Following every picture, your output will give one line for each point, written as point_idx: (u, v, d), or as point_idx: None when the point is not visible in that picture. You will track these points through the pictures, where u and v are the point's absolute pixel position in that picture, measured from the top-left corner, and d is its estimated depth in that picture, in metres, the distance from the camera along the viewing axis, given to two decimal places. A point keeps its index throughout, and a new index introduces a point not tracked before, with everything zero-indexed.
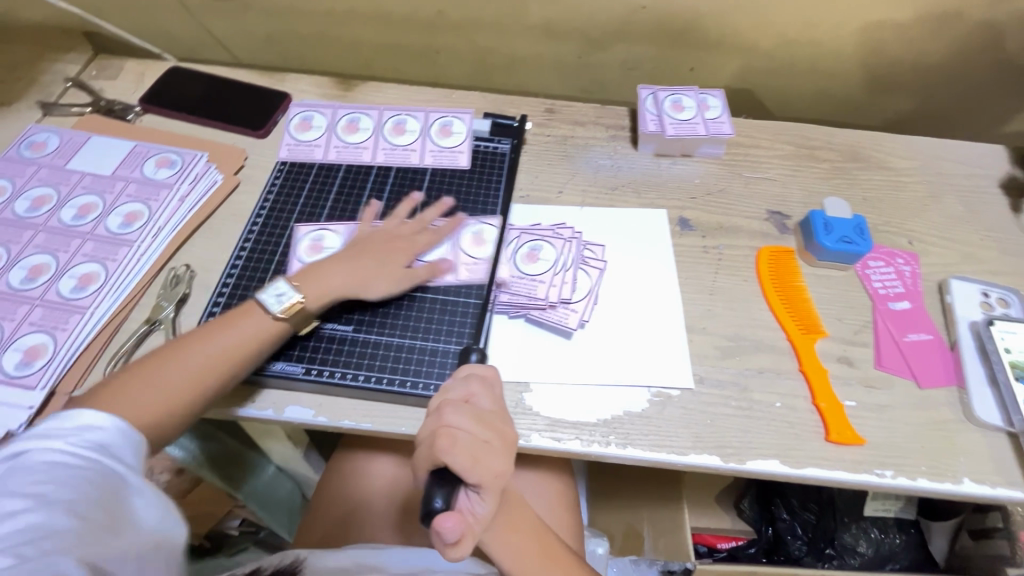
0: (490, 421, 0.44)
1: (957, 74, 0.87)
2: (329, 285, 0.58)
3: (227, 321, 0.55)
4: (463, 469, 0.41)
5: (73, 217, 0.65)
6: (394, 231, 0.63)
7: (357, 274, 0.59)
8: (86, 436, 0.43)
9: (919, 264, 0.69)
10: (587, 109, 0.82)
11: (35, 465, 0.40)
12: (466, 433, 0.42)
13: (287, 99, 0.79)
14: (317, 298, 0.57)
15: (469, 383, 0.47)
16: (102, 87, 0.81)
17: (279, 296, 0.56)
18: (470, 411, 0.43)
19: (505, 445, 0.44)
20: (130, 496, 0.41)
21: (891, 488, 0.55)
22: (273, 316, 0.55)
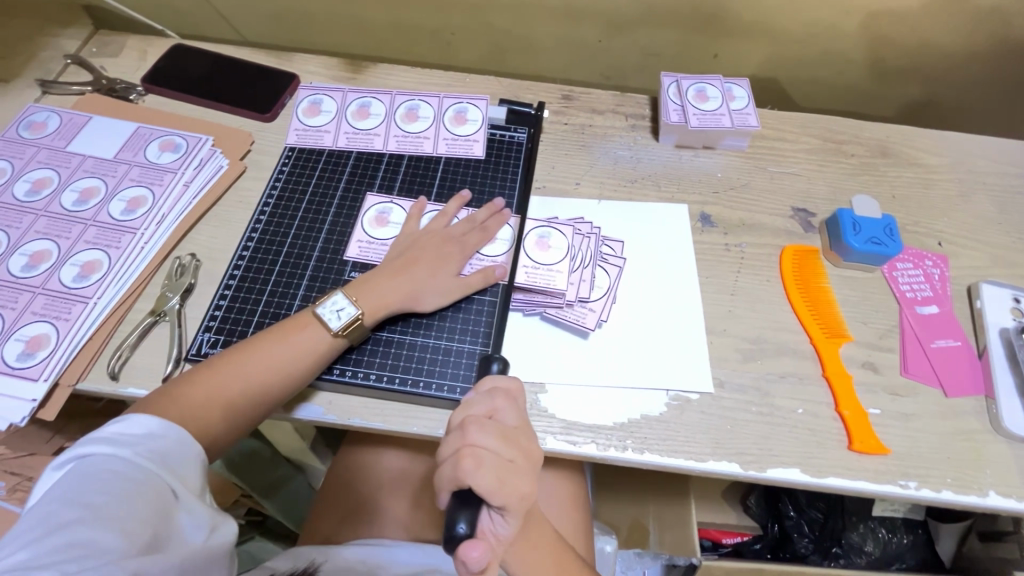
0: (515, 439, 0.42)
1: (993, 67, 0.83)
2: (387, 297, 0.56)
3: (281, 335, 0.53)
4: (488, 491, 0.39)
5: (75, 201, 0.63)
6: (445, 232, 0.61)
7: (413, 284, 0.57)
8: (146, 446, 0.43)
9: (949, 267, 0.67)
10: (606, 97, 0.79)
11: (94, 468, 0.40)
12: (491, 453, 0.40)
13: (295, 81, 0.76)
14: (374, 311, 0.55)
15: (491, 397, 0.45)
16: (103, 64, 0.78)
17: (338, 312, 0.54)
18: (495, 430, 0.42)
19: (529, 464, 0.42)
20: (177, 511, 0.41)
21: (915, 499, 0.54)
22: (331, 332, 0.53)
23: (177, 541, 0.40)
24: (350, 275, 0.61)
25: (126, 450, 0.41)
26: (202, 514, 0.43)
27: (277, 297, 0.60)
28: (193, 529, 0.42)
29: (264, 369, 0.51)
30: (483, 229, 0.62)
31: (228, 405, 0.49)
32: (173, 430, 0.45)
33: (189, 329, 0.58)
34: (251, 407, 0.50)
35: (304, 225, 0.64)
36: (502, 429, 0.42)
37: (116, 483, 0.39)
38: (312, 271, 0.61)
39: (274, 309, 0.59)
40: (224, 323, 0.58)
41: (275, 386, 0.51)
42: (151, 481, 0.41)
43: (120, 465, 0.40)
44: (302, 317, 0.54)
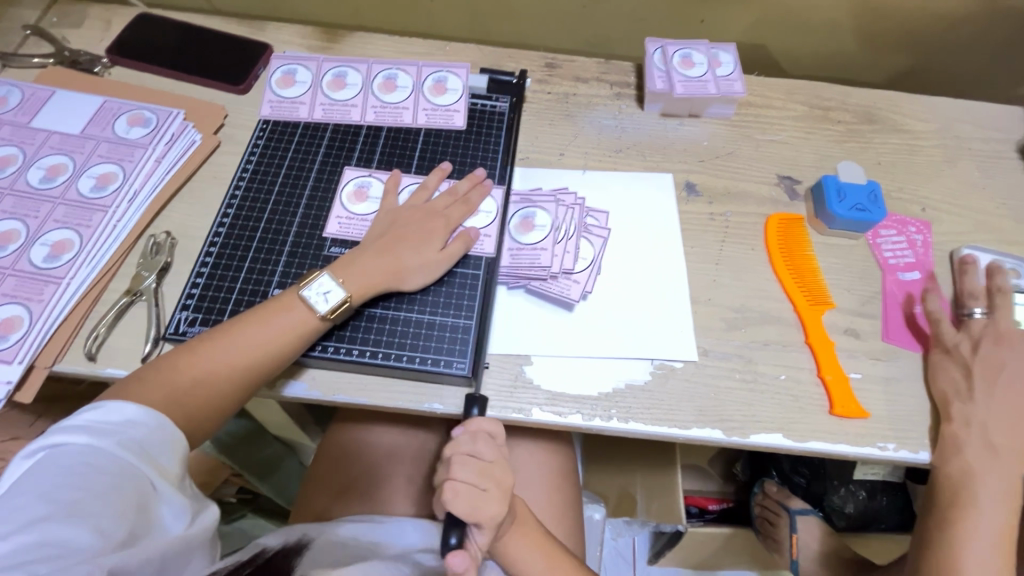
0: (491, 472, 0.48)
1: (980, 32, 0.82)
2: (372, 278, 0.55)
3: (265, 317, 0.52)
4: (464, 515, 0.46)
5: (42, 179, 0.61)
6: (428, 206, 0.60)
7: (397, 263, 0.56)
8: (124, 435, 0.42)
9: (931, 233, 0.67)
10: (590, 65, 0.77)
11: (67, 461, 0.39)
12: (467, 484, 0.47)
13: (268, 51, 0.73)
14: (361, 291, 0.54)
15: (473, 433, 0.49)
16: (65, 36, 0.74)
17: (324, 294, 0.53)
18: (473, 467, 0.48)
19: (503, 491, 0.49)
20: (156, 501, 0.41)
21: (892, 459, 0.55)
22: (317, 316, 0.52)
23: (156, 532, 0.40)
24: (330, 250, 0.60)
25: (102, 441, 0.41)
26: (182, 503, 0.43)
27: (255, 275, 0.58)
28: (174, 519, 0.42)
29: (248, 352, 0.50)
30: (466, 202, 0.61)
31: (212, 387, 0.49)
32: (153, 416, 0.44)
33: (167, 308, 0.57)
34: (236, 390, 0.50)
35: (281, 201, 0.63)
36: (479, 464, 0.48)
37: (91, 475, 0.39)
38: (291, 247, 0.60)
39: (253, 286, 0.58)
40: (201, 301, 0.57)
41: (261, 368, 0.50)
42: (128, 473, 0.40)
43: (96, 458, 0.40)
44: (286, 298, 0.53)
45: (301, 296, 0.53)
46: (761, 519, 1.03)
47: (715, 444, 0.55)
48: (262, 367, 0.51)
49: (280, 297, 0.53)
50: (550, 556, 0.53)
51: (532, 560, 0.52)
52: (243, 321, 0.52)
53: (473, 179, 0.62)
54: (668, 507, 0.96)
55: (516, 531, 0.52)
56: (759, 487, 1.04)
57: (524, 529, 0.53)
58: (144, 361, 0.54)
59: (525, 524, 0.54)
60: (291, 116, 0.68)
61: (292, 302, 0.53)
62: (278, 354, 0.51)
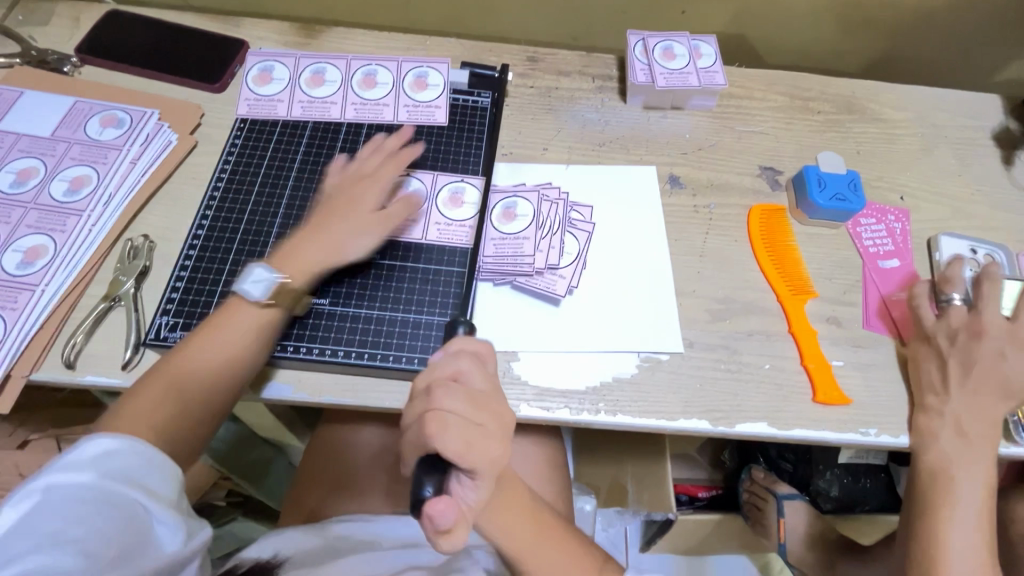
0: (483, 402, 0.42)
1: (955, 20, 0.83)
2: (306, 257, 0.54)
3: (219, 321, 0.51)
4: (455, 455, 0.39)
5: (12, 183, 0.59)
6: (354, 179, 0.60)
7: (332, 238, 0.56)
8: (110, 458, 0.41)
9: (910, 220, 0.68)
10: (572, 58, 0.77)
11: (54, 490, 0.38)
12: (459, 417, 0.40)
13: (244, 47, 0.72)
14: (298, 273, 0.54)
15: (457, 358, 0.43)
16: (32, 34, 0.72)
17: (256, 282, 0.53)
18: (463, 392, 0.41)
19: (499, 427, 0.42)
20: (148, 521, 0.40)
21: (874, 445, 0.56)
22: (262, 304, 0.52)
23: (151, 553, 0.39)
24: None
25: (86, 467, 0.40)
26: (176, 522, 0.42)
27: (237, 277, 0.58)
28: (168, 538, 0.41)
29: (210, 359, 0.50)
30: (394, 167, 0.61)
31: (181, 400, 0.48)
32: (134, 440, 0.43)
33: (147, 313, 0.56)
34: (211, 399, 0.49)
35: (261, 201, 0.62)
36: (471, 393, 0.41)
37: (79, 501, 0.38)
38: (272, 247, 0.59)
39: (234, 289, 0.57)
40: (181, 305, 0.56)
41: (227, 372, 0.50)
42: (117, 496, 0.39)
43: (81, 484, 0.38)
44: (232, 300, 0.53)
45: (239, 291, 0.52)
46: (750, 504, 1.03)
47: (702, 434, 0.56)
48: (235, 367, 0.50)
49: (225, 301, 0.53)
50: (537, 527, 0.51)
51: (516, 529, 0.50)
52: (199, 330, 0.51)
53: (405, 149, 0.62)
54: (659, 497, 0.96)
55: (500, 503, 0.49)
56: (747, 472, 1.05)
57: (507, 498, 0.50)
58: (126, 368, 0.53)
59: (509, 489, 0.50)
60: (268, 113, 0.67)
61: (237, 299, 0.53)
62: (241, 351, 0.51)
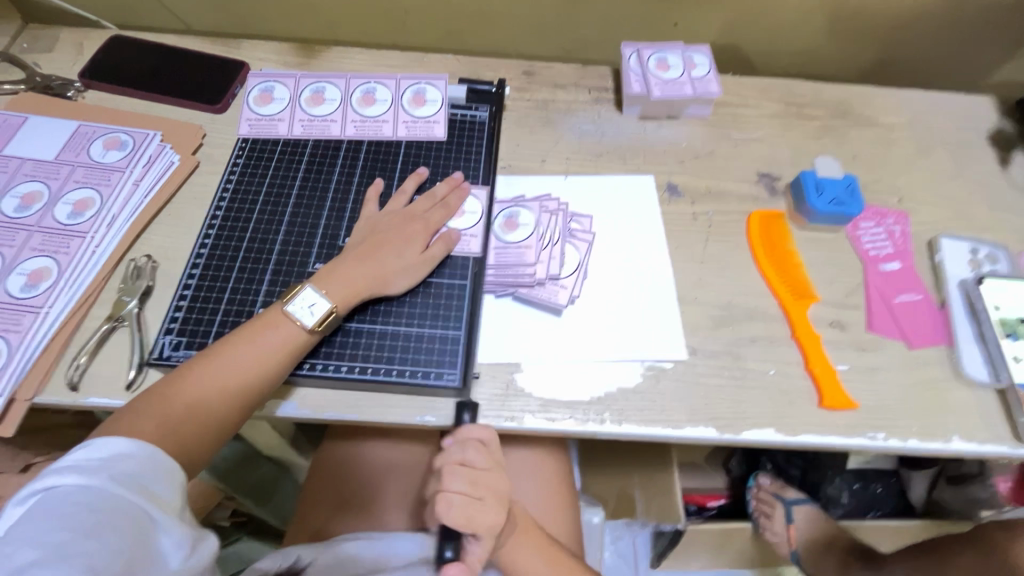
0: (483, 483, 0.51)
1: (944, 25, 0.84)
2: (356, 283, 0.54)
3: (249, 335, 0.51)
4: (456, 524, 0.49)
5: (17, 208, 0.60)
6: (407, 211, 0.60)
7: (380, 267, 0.56)
8: (115, 468, 0.41)
9: (909, 223, 0.69)
10: (568, 71, 0.78)
11: (58, 502, 0.37)
12: (462, 497, 0.50)
13: (245, 68, 0.73)
14: (346, 300, 0.54)
15: (464, 443, 0.51)
16: (36, 61, 0.73)
17: (308, 307, 0.52)
18: (467, 472, 0.50)
19: (496, 499, 0.51)
20: (153, 532, 0.39)
21: (883, 449, 0.56)
22: (304, 328, 0.52)
23: (154, 566, 0.38)
24: (313, 266, 0.60)
25: (91, 478, 0.39)
26: (182, 533, 0.41)
27: (240, 294, 0.58)
28: (173, 551, 0.39)
29: (236, 374, 0.49)
30: (445, 204, 0.62)
31: (199, 416, 0.48)
32: (143, 448, 0.43)
33: (150, 332, 0.56)
34: (229, 417, 0.49)
35: (263, 219, 0.62)
36: None
37: (85, 511, 0.37)
38: (275, 264, 0.60)
39: (238, 306, 0.57)
40: (185, 324, 0.56)
41: (246, 389, 0.50)
42: (120, 506, 0.38)
43: (85, 497, 0.38)
44: (271, 314, 0.53)
45: (285, 309, 0.52)
46: (757, 512, 1.02)
47: (708, 442, 0.55)
48: (258, 387, 0.50)
49: (260, 314, 0.53)
50: (554, 558, 0.55)
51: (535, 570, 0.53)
52: (228, 342, 0.51)
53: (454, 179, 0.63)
54: (665, 507, 0.95)
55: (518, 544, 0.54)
56: (754, 479, 1.05)
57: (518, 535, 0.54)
58: (129, 388, 0.53)
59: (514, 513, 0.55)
60: (270, 131, 0.68)
61: (279, 315, 0.52)
62: (267, 371, 0.51)
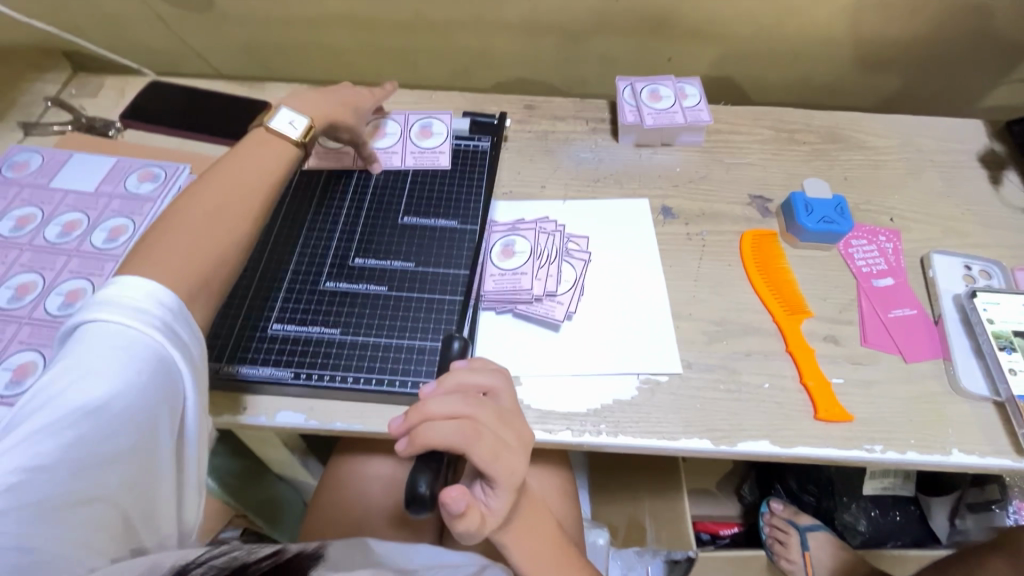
0: (509, 420, 0.47)
1: (930, 53, 0.88)
2: (318, 112, 0.62)
3: (238, 152, 0.56)
4: (480, 459, 0.44)
5: (58, 234, 0.65)
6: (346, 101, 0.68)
7: (334, 116, 0.64)
8: (155, 327, 0.42)
9: (901, 241, 0.70)
10: (567, 104, 0.82)
11: (103, 340, 0.40)
12: (490, 430, 0.45)
13: (267, 107, 0.79)
14: (319, 119, 0.62)
15: (494, 375, 0.50)
16: (83, 105, 0.81)
17: (293, 123, 0.59)
18: (494, 410, 0.46)
19: (521, 443, 0.47)
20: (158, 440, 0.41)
21: (882, 462, 0.56)
22: (293, 138, 0.58)
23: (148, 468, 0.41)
24: (324, 284, 0.63)
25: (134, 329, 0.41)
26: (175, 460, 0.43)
27: (254, 310, 0.61)
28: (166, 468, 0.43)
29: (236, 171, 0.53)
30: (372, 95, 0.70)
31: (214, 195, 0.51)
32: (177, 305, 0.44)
33: None
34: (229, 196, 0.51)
35: (278, 242, 0.66)
36: (501, 410, 0.47)
37: (107, 445, 0.38)
38: (288, 283, 0.63)
39: (253, 322, 0.60)
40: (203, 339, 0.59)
41: (237, 249, 0.50)
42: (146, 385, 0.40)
43: (124, 348, 0.40)
44: (252, 138, 0.57)
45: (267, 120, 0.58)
46: (771, 539, 1.00)
47: (704, 454, 0.56)
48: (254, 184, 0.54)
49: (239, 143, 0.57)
50: (561, 555, 0.54)
51: (539, 556, 0.53)
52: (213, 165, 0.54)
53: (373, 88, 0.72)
54: (676, 534, 0.95)
55: (531, 529, 0.52)
56: (766, 505, 1.03)
57: (533, 521, 0.53)
58: None
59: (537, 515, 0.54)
60: None
61: (263, 132, 0.58)
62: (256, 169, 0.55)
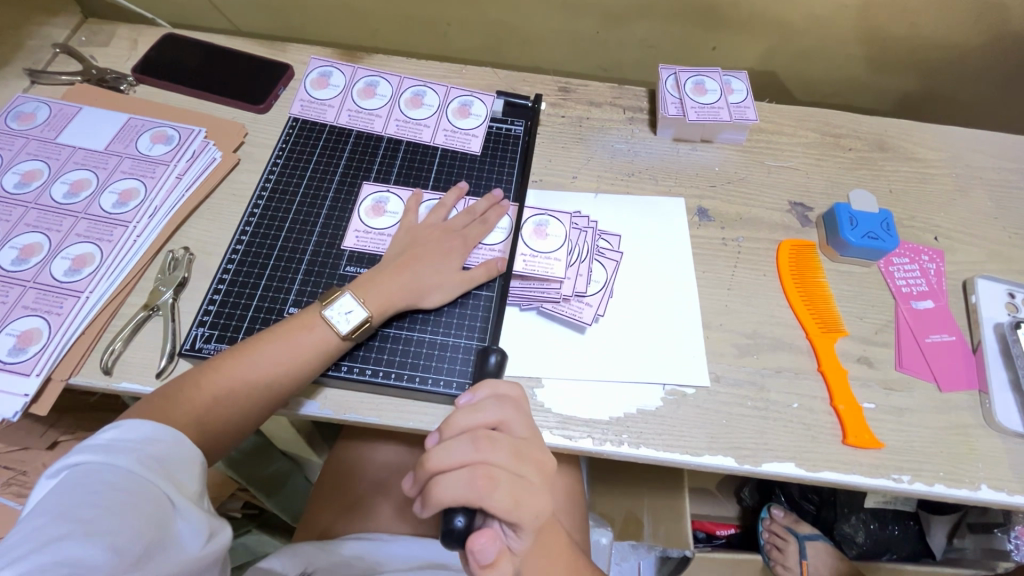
0: (526, 454, 0.43)
1: (991, 62, 0.83)
2: (392, 295, 0.55)
3: (286, 337, 0.52)
4: (504, 510, 0.40)
5: (66, 194, 0.62)
6: (445, 225, 0.61)
7: (416, 280, 0.57)
8: (165, 445, 0.43)
9: (944, 262, 0.67)
10: (604, 89, 0.78)
11: (129, 445, 0.41)
12: (505, 470, 0.41)
13: (289, 72, 0.75)
14: (380, 312, 0.55)
15: (503, 406, 0.45)
16: (93, 54, 0.76)
17: (346, 313, 0.54)
18: (506, 446, 0.42)
19: (540, 477, 0.43)
20: (174, 517, 0.40)
21: (907, 493, 0.54)
22: (339, 334, 0.53)
23: (173, 548, 0.38)
24: (346, 268, 0.61)
25: (154, 442, 0.43)
26: (200, 521, 0.41)
27: (272, 292, 0.59)
28: (191, 536, 0.40)
29: (271, 373, 0.50)
30: (483, 221, 0.62)
31: (235, 402, 0.49)
32: (169, 433, 0.44)
33: (183, 323, 0.58)
34: (258, 405, 0.50)
35: (298, 221, 0.64)
36: (513, 443, 0.43)
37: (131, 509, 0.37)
38: (308, 265, 0.61)
39: (269, 304, 0.59)
40: (218, 319, 0.57)
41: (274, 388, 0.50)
42: (153, 485, 0.40)
43: (150, 448, 0.42)
44: (309, 316, 0.54)
45: (326, 300, 0.54)
46: (769, 545, 1.00)
47: (726, 472, 0.54)
48: (288, 380, 0.51)
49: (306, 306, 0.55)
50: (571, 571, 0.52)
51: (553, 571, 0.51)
52: (274, 328, 0.53)
53: (495, 199, 0.63)
54: (675, 534, 0.95)
55: (541, 543, 0.50)
56: (767, 511, 1.03)
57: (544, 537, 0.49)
58: (159, 375, 0.54)
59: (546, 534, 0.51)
60: (321, 114, 0.71)
61: (316, 311, 0.54)
62: (293, 366, 0.51)
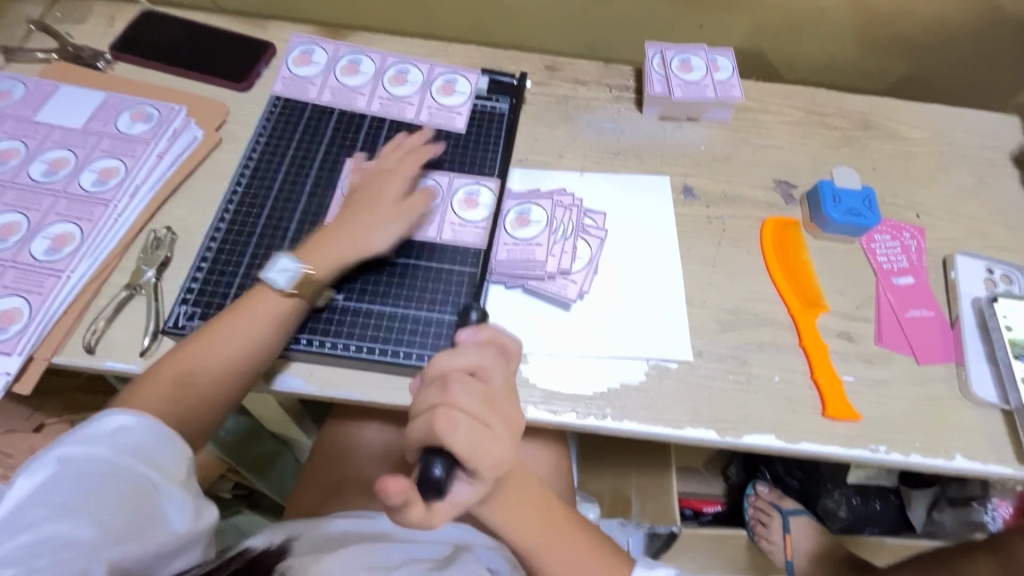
0: (497, 405, 0.41)
1: (975, 40, 0.83)
2: (334, 250, 0.55)
3: (240, 306, 0.52)
4: (463, 451, 0.39)
5: (44, 173, 0.61)
6: (385, 182, 0.61)
7: (355, 234, 0.57)
8: (149, 427, 0.44)
9: (925, 238, 0.68)
10: (590, 67, 0.78)
11: (112, 429, 0.43)
12: (469, 416, 0.39)
13: (271, 49, 0.74)
14: (323, 265, 0.54)
15: (484, 350, 0.44)
16: (69, 31, 0.75)
17: (282, 272, 0.54)
18: (479, 392, 0.41)
19: (511, 427, 0.42)
20: (156, 498, 0.41)
21: (884, 462, 0.55)
22: (281, 292, 0.53)
23: (156, 527, 0.40)
24: None
25: (137, 426, 0.43)
26: (185, 501, 0.43)
27: (254, 270, 0.59)
28: (177, 514, 0.42)
29: (237, 343, 0.51)
30: (426, 180, 0.62)
31: (211, 376, 0.50)
32: (146, 417, 0.44)
33: (167, 302, 0.57)
34: (233, 378, 0.50)
35: (281, 199, 0.63)
36: (487, 392, 0.41)
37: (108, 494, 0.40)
38: (291, 242, 0.61)
39: (252, 281, 0.58)
40: (200, 295, 0.57)
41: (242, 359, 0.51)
42: (132, 470, 0.41)
43: (132, 432, 0.43)
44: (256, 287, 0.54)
45: (263, 270, 0.54)
46: (754, 520, 1.03)
47: (708, 444, 0.55)
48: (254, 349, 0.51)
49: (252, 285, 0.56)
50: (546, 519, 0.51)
51: (527, 520, 0.49)
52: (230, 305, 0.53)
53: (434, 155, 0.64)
54: (662, 509, 0.95)
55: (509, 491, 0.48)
56: (752, 487, 1.05)
57: (516, 491, 0.49)
58: (143, 354, 0.54)
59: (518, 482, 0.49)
60: (303, 91, 0.70)
61: (259, 283, 0.54)
62: (251, 332, 0.51)
